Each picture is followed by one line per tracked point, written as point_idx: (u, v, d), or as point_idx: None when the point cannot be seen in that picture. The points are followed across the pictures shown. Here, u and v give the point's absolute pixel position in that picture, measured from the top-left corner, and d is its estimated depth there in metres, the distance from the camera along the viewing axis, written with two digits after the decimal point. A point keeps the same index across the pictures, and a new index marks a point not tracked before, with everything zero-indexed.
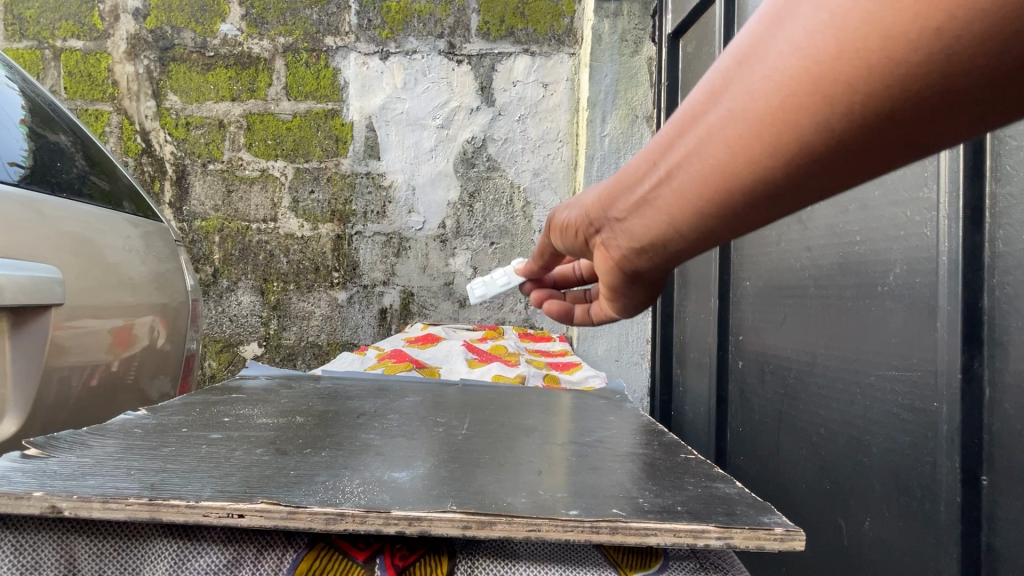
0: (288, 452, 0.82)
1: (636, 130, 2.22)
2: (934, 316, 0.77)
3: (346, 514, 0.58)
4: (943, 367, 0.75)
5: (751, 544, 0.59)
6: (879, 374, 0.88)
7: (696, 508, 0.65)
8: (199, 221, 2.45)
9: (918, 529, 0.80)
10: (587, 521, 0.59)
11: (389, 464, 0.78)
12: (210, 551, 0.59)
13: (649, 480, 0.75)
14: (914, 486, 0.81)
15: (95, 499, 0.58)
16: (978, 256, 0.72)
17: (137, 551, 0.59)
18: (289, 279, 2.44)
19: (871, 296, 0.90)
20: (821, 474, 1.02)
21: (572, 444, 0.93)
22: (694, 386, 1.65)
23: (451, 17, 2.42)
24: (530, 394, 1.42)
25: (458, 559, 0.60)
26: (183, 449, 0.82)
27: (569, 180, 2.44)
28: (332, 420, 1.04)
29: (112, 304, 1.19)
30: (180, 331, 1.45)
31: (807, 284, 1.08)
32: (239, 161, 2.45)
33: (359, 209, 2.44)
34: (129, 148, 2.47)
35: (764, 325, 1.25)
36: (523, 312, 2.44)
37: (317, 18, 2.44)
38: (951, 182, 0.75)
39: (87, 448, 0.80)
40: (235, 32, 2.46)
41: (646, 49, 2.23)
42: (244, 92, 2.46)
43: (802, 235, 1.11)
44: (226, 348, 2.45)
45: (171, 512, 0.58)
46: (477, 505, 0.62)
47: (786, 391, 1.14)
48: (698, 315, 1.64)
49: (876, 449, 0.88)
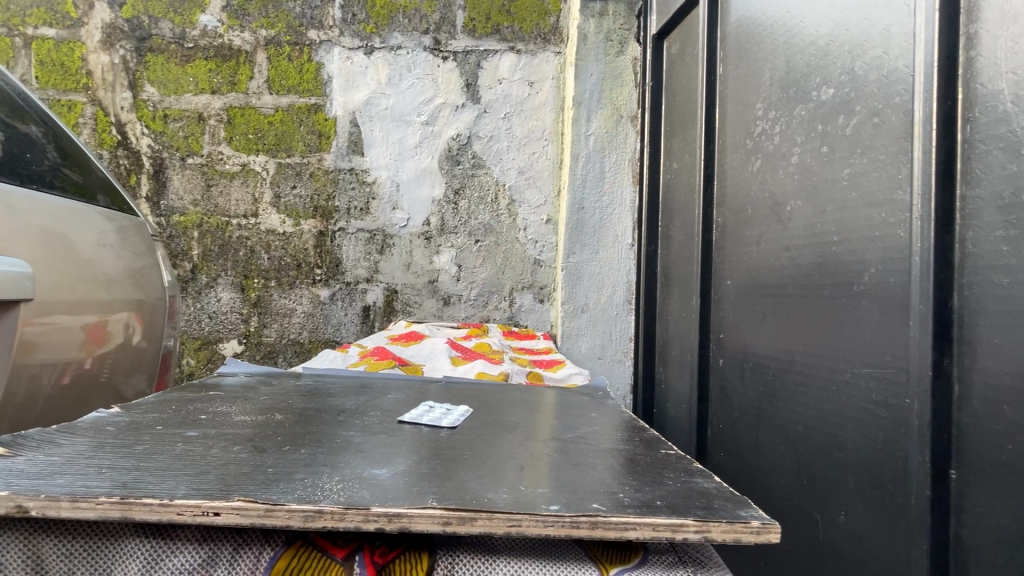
0: (267, 450, 0.81)
1: (621, 129, 2.24)
2: (906, 315, 0.80)
3: (325, 512, 0.61)
4: (914, 364, 0.77)
5: (728, 537, 0.61)
6: (854, 371, 0.90)
7: (674, 503, 0.67)
8: (177, 216, 2.40)
9: (890, 522, 0.82)
10: (566, 516, 0.61)
11: (370, 461, 0.78)
12: (183, 550, 0.62)
13: (629, 476, 0.76)
14: (886, 480, 0.83)
15: (65, 498, 0.61)
16: (947, 256, 0.74)
17: (109, 550, 0.62)
18: (270, 276, 2.40)
19: (847, 295, 0.92)
20: (798, 469, 1.04)
21: (554, 441, 0.93)
22: (676, 384, 1.67)
23: (437, 13, 2.40)
24: (513, 391, 1.42)
25: (440, 555, 0.62)
26: (157, 447, 0.81)
27: (554, 178, 2.44)
28: (312, 417, 1.03)
29: (85, 299, 1.16)
30: (157, 328, 1.41)
31: (786, 283, 1.10)
32: (218, 155, 2.41)
33: (342, 205, 2.42)
34: (104, 140, 2.40)
35: (744, 323, 1.27)
36: (508, 310, 2.44)
37: (300, 11, 2.41)
38: (923, 184, 0.76)
39: (58, 447, 0.78)
40: (215, 23, 2.41)
41: (631, 50, 2.25)
42: (224, 84, 2.41)
43: (781, 235, 1.13)
44: (204, 346, 2.40)
45: (143, 511, 0.61)
46: (456, 501, 0.63)
47: (765, 389, 1.16)
48: (680, 313, 1.66)
49: (851, 444, 0.91)
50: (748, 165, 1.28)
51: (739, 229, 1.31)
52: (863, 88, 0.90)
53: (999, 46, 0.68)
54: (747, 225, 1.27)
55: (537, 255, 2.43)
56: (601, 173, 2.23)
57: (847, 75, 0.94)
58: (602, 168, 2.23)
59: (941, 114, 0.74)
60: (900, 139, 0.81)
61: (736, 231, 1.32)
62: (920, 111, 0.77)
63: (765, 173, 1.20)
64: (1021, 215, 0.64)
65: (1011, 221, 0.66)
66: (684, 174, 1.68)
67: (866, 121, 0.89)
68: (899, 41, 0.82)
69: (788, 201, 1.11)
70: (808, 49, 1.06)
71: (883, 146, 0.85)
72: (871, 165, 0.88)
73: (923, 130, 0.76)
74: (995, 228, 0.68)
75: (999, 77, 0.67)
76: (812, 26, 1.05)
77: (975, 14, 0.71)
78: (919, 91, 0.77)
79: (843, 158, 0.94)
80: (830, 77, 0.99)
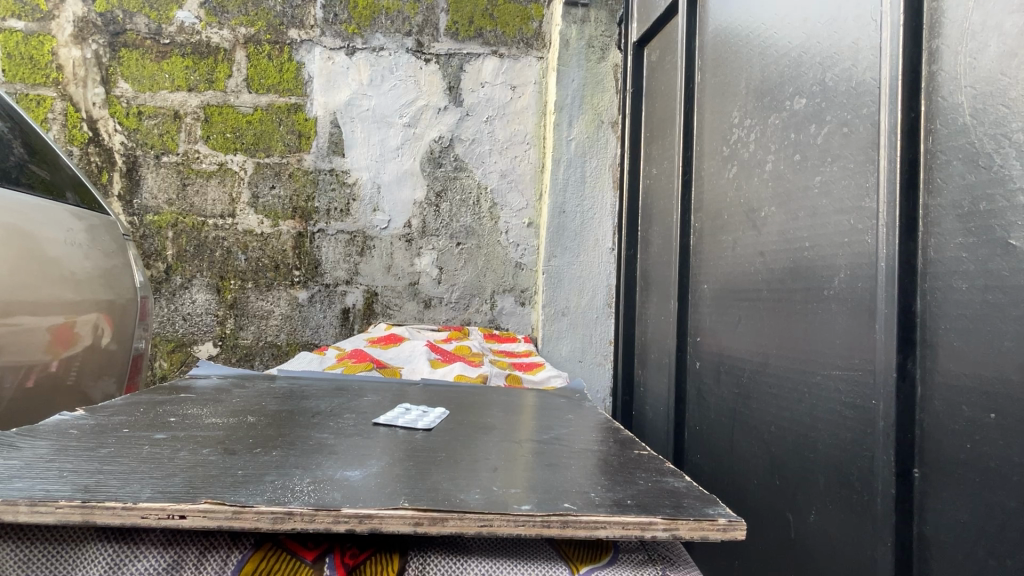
0: (237, 452, 0.80)
1: (602, 135, 2.27)
2: (873, 319, 0.82)
3: (294, 513, 0.61)
4: (880, 366, 0.79)
5: (695, 535, 0.63)
6: (824, 373, 0.93)
7: (645, 501, 0.68)
8: (151, 215, 2.34)
9: (857, 520, 0.84)
10: (538, 516, 0.62)
11: (343, 463, 0.77)
12: (148, 555, 0.61)
13: (602, 475, 0.77)
14: (854, 480, 0.85)
15: (22, 502, 0.59)
16: (911, 262, 0.77)
17: (70, 555, 0.60)
18: (247, 277, 2.36)
19: (818, 299, 0.95)
20: (771, 470, 1.06)
21: (531, 442, 0.94)
22: (654, 386, 1.69)
23: (419, 15, 2.40)
24: (492, 393, 1.42)
25: (410, 556, 0.63)
26: (122, 450, 0.79)
27: (536, 182, 2.45)
28: (286, 419, 1.02)
29: (52, 299, 1.13)
30: (127, 330, 1.37)
31: (761, 287, 1.13)
32: (194, 153, 2.36)
33: (322, 206, 2.39)
34: (74, 137, 2.34)
35: (720, 326, 1.29)
36: (488, 313, 2.43)
37: (280, 10, 2.38)
38: (888, 193, 0.79)
39: (16, 450, 0.76)
40: (193, 20, 2.37)
41: (612, 56, 2.28)
42: (202, 82, 2.37)
43: (755, 240, 1.15)
44: (178, 348, 2.35)
45: (105, 515, 0.60)
46: (429, 501, 0.64)
47: (740, 391, 1.19)
48: (658, 317, 1.68)
49: (821, 445, 0.93)
50: (724, 172, 1.31)
51: (716, 234, 1.34)
52: (833, 98, 0.93)
53: (959, 61, 0.71)
54: (723, 230, 1.30)
55: (518, 258, 2.44)
56: (582, 177, 2.25)
57: (818, 85, 0.97)
58: (583, 172, 2.25)
59: (905, 125, 0.77)
60: (868, 149, 0.84)
61: (713, 236, 1.35)
62: (886, 121, 0.79)
63: (741, 180, 1.22)
64: (980, 223, 0.67)
65: (970, 229, 0.68)
66: (664, 180, 1.70)
67: (836, 131, 0.92)
68: (867, 54, 0.85)
69: (762, 208, 1.13)
70: (782, 60, 1.09)
71: (852, 155, 0.88)
72: (841, 173, 0.90)
73: (889, 140, 0.79)
74: (956, 235, 0.70)
75: (959, 91, 0.70)
76: (786, 37, 1.08)
77: (937, 29, 0.74)
78: (885, 103, 0.80)
79: (815, 166, 0.97)
80: (802, 87, 1.02)
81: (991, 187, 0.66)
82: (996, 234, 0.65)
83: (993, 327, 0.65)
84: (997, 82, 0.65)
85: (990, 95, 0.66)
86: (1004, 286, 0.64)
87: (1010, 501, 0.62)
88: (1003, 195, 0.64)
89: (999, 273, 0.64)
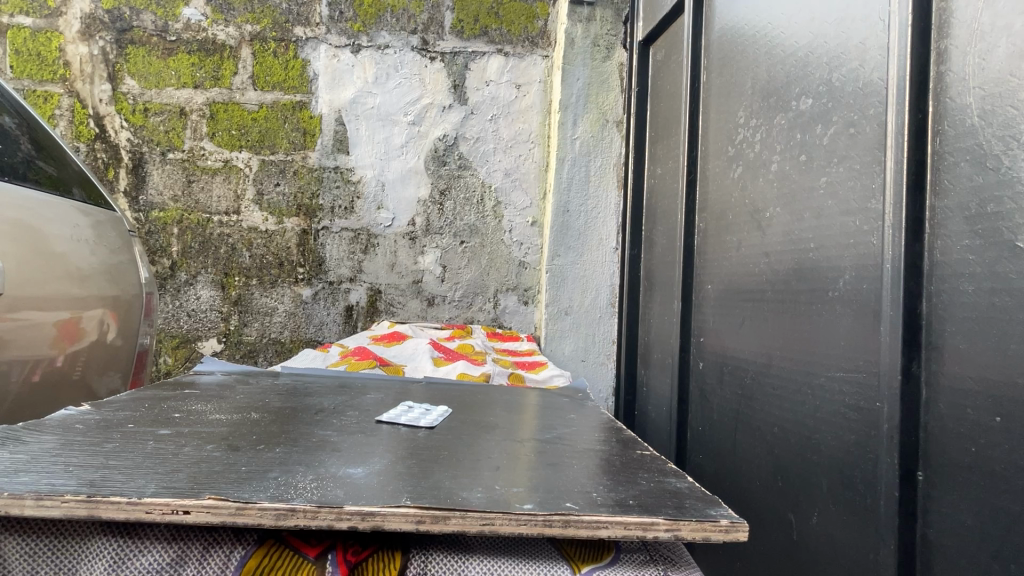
0: (241, 448, 0.81)
1: (606, 134, 2.26)
2: (878, 320, 0.81)
3: (297, 510, 0.61)
4: (884, 368, 0.79)
5: (698, 535, 0.63)
6: (827, 375, 0.93)
7: (647, 501, 0.68)
8: (156, 212, 2.35)
9: (860, 522, 0.84)
10: (540, 515, 0.62)
11: (346, 460, 0.77)
12: (152, 549, 0.61)
13: (605, 475, 0.77)
14: (858, 482, 0.84)
15: (29, 496, 0.60)
16: (917, 264, 0.76)
17: (75, 549, 0.61)
18: (251, 274, 2.37)
19: (823, 300, 0.95)
20: (773, 472, 1.06)
21: (534, 441, 0.94)
22: (656, 385, 1.69)
23: (425, 13, 2.41)
24: (495, 391, 1.42)
25: (413, 555, 0.63)
26: (127, 445, 0.79)
27: (540, 181, 2.45)
28: (289, 416, 1.03)
29: (59, 295, 1.14)
30: (132, 326, 1.37)
31: (765, 288, 1.13)
32: (200, 150, 2.37)
33: (326, 203, 2.40)
34: (81, 133, 2.35)
35: (724, 327, 1.29)
36: (491, 312, 2.44)
37: (286, 7, 2.39)
38: (895, 194, 0.78)
39: (23, 444, 0.77)
40: (199, 17, 2.38)
41: (617, 55, 2.26)
42: (208, 79, 2.38)
43: (760, 241, 1.15)
44: (182, 344, 2.36)
45: (110, 509, 0.60)
46: (431, 499, 0.64)
47: (743, 393, 1.18)
48: (661, 317, 1.68)
49: (823, 447, 0.93)
50: (729, 172, 1.30)
51: (720, 235, 1.34)
52: (839, 99, 0.92)
53: (968, 61, 0.70)
54: (727, 231, 1.30)
55: (522, 257, 2.44)
56: (586, 177, 2.24)
57: (825, 85, 0.97)
58: (588, 170, 2.25)
59: (912, 126, 0.76)
60: (875, 150, 0.83)
61: (717, 237, 1.35)
62: (894, 122, 0.79)
63: (745, 181, 1.22)
64: (987, 225, 0.66)
65: (978, 231, 0.68)
66: (668, 181, 1.70)
67: (842, 131, 0.91)
68: (875, 55, 0.85)
69: (767, 209, 1.13)
70: (788, 60, 1.09)
71: (859, 156, 0.87)
72: (846, 174, 0.90)
73: (896, 140, 0.78)
74: (962, 238, 0.70)
75: (966, 92, 0.70)
76: (792, 38, 1.08)
77: (945, 30, 0.73)
78: (892, 103, 0.79)
79: (821, 166, 0.96)
80: (809, 88, 1.01)
81: (999, 189, 0.65)
82: (1003, 237, 0.64)
83: (1000, 331, 0.65)
84: (1005, 83, 0.65)
85: (998, 97, 0.66)
86: (1010, 289, 0.63)
87: (1014, 506, 0.62)
88: (1010, 197, 0.64)
89: (1005, 275, 0.64)
